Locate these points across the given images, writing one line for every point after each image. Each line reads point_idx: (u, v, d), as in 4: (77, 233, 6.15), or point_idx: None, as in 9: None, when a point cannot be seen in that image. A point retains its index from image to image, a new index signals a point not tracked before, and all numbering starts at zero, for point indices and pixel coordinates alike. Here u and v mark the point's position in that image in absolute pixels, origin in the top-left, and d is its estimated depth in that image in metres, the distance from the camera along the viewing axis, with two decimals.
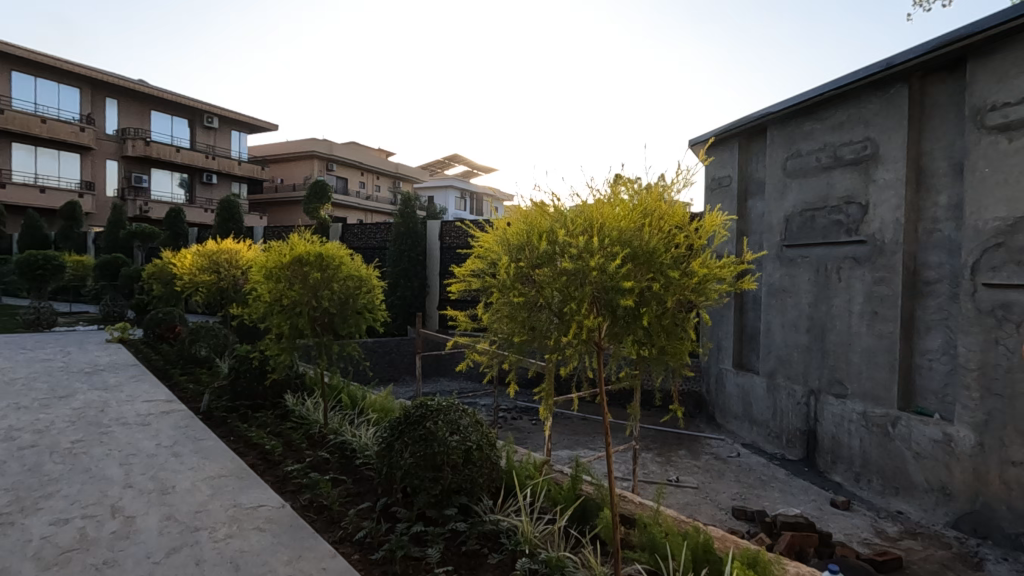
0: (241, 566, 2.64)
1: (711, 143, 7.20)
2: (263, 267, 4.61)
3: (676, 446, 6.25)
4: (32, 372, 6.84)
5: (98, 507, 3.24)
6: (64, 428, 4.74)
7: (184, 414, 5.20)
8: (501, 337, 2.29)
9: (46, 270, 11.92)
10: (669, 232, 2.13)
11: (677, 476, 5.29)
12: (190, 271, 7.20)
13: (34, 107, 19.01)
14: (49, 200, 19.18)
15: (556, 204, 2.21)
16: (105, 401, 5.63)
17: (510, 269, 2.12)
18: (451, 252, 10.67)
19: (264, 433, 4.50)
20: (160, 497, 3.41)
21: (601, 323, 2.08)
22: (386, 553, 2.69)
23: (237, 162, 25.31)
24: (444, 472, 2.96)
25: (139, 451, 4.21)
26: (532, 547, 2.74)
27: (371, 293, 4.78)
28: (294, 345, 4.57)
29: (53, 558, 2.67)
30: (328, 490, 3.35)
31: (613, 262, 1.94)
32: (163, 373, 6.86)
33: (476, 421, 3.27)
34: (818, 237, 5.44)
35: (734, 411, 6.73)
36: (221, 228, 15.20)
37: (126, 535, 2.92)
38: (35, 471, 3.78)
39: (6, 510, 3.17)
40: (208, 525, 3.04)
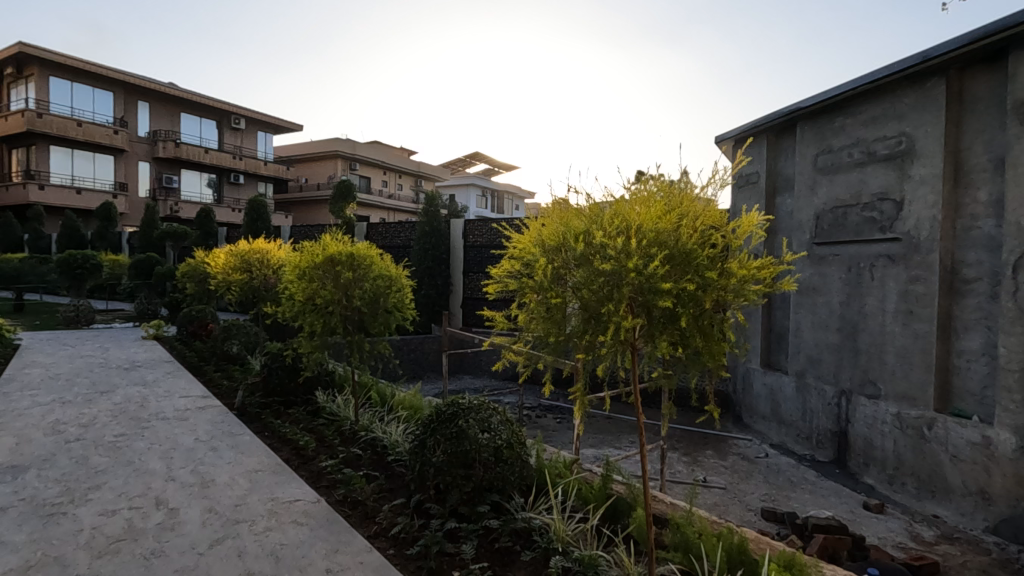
0: (280, 559, 2.72)
1: (738, 140, 7.11)
2: (296, 267, 4.71)
3: (703, 445, 6.21)
4: (74, 367, 7.10)
5: (144, 499, 3.37)
6: (107, 422, 4.92)
7: (219, 409, 5.35)
8: (536, 337, 2.32)
9: (85, 269, 12.34)
10: (705, 232, 2.14)
11: (705, 476, 5.26)
12: (223, 270, 7.39)
13: (70, 111, 19.65)
14: (85, 201, 19.82)
15: (591, 205, 2.23)
16: (144, 397, 5.82)
17: (547, 270, 2.15)
18: (474, 251, 10.73)
19: (297, 429, 4.60)
20: (201, 490, 3.52)
21: (638, 324, 2.09)
22: (422, 549, 2.74)
23: (264, 162, 25.80)
24: (476, 469, 3.01)
25: (178, 445, 4.35)
26: (564, 545, 2.75)
27: (401, 292, 4.87)
28: (326, 343, 4.66)
29: (104, 547, 2.79)
30: (362, 486, 3.42)
31: (650, 263, 1.96)
32: (198, 370, 7.06)
33: (507, 419, 3.30)
34: (850, 234, 5.34)
35: (762, 410, 6.65)
36: (249, 228, 15.51)
37: (171, 526, 3.03)
38: (82, 463, 3.93)
39: (58, 501, 3.32)
40: (248, 518, 3.14)
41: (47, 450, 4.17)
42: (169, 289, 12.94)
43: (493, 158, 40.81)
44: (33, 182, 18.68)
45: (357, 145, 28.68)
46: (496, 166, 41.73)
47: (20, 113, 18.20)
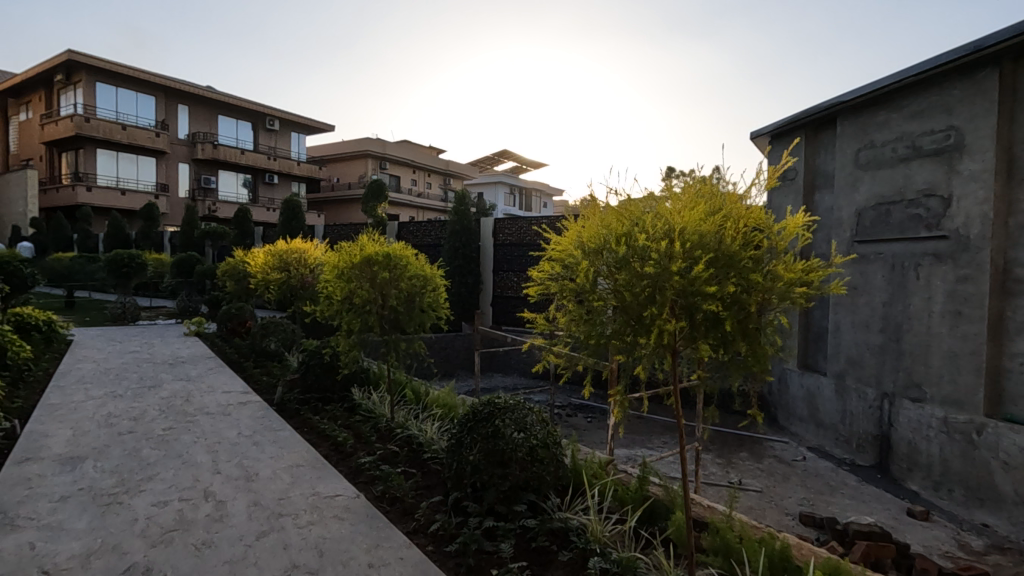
0: (324, 552, 2.79)
1: (775, 135, 6.96)
2: (335, 267, 4.82)
3: (738, 447, 6.11)
4: (123, 363, 7.40)
5: (193, 491, 3.50)
6: (156, 416, 5.12)
7: (260, 404, 5.51)
8: (576, 339, 2.33)
9: (131, 267, 12.83)
10: (748, 233, 2.11)
11: (740, 479, 5.17)
12: (262, 269, 7.60)
13: (115, 115, 20.45)
14: (129, 202, 20.60)
15: (633, 207, 2.23)
16: (189, 392, 6.03)
17: (588, 273, 2.15)
18: (504, 249, 10.76)
19: (335, 425, 4.72)
20: (246, 483, 3.64)
21: (680, 327, 2.08)
22: (460, 546, 2.79)
23: (297, 163, 26.37)
24: (512, 469, 3.03)
25: (223, 439, 4.50)
26: (602, 546, 2.76)
27: (435, 292, 4.92)
28: (364, 342, 4.76)
29: (158, 537, 2.91)
30: (400, 483, 3.49)
31: (694, 267, 1.95)
32: (239, 366, 7.28)
33: (543, 419, 3.31)
34: (894, 232, 5.17)
35: (799, 412, 6.50)
36: (284, 227, 15.87)
37: (219, 518, 3.14)
38: (134, 455, 4.11)
39: (114, 491, 3.47)
40: (291, 512, 3.23)
41: (102, 442, 4.37)
42: (209, 286, 13.37)
43: (521, 156, 40.81)
44: (81, 184, 19.51)
45: (387, 145, 29.06)
46: (524, 164, 41.72)
47: (69, 118, 19.02)
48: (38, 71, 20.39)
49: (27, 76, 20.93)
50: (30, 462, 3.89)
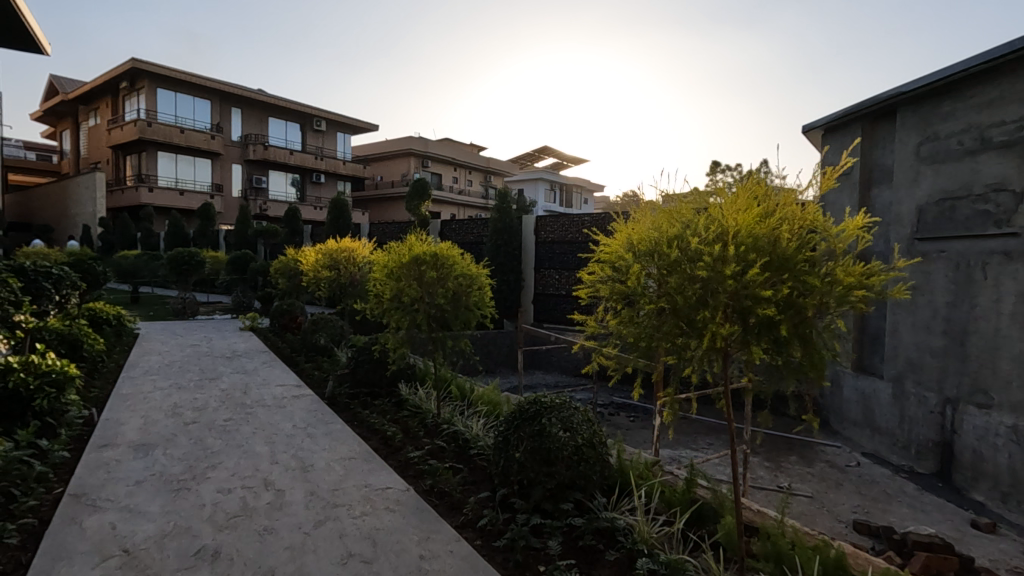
0: (378, 543, 2.90)
1: (829, 128, 6.71)
2: (385, 267, 4.97)
3: (787, 451, 5.96)
4: (185, 356, 7.82)
5: (254, 480, 3.69)
6: (217, 407, 5.40)
7: (312, 398, 5.73)
8: (625, 340, 2.35)
9: (190, 265, 13.51)
10: (805, 235, 2.07)
11: (789, 484, 5.06)
12: (314, 267, 7.90)
13: (174, 119, 21.51)
14: (187, 201, 21.64)
15: (684, 210, 2.23)
16: (246, 384, 6.33)
17: (638, 276, 2.17)
18: (546, 246, 10.79)
19: (384, 420, 4.87)
20: (302, 474, 3.81)
21: (734, 332, 2.06)
22: (508, 542, 2.85)
23: (343, 162, 27.08)
24: (558, 467, 3.06)
25: (279, 431, 4.71)
26: (649, 547, 2.76)
27: (481, 290, 5.00)
28: (412, 339, 4.89)
29: (224, 522, 3.09)
30: (448, 478, 3.59)
31: (749, 271, 1.93)
32: (291, 360, 7.59)
33: (588, 419, 3.33)
34: (958, 229, 4.91)
35: (853, 417, 6.28)
36: (332, 226, 16.36)
37: (279, 506, 3.30)
38: (199, 444, 4.36)
39: (183, 477, 3.70)
40: (345, 502, 3.37)
41: (170, 431, 4.65)
42: (261, 283, 13.93)
43: (562, 152, 40.58)
44: (144, 185, 20.61)
45: (429, 143, 29.46)
46: (564, 160, 41.48)
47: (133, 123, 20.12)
48: (106, 79, 21.65)
49: (96, 84, 22.24)
50: (108, 448, 4.18)
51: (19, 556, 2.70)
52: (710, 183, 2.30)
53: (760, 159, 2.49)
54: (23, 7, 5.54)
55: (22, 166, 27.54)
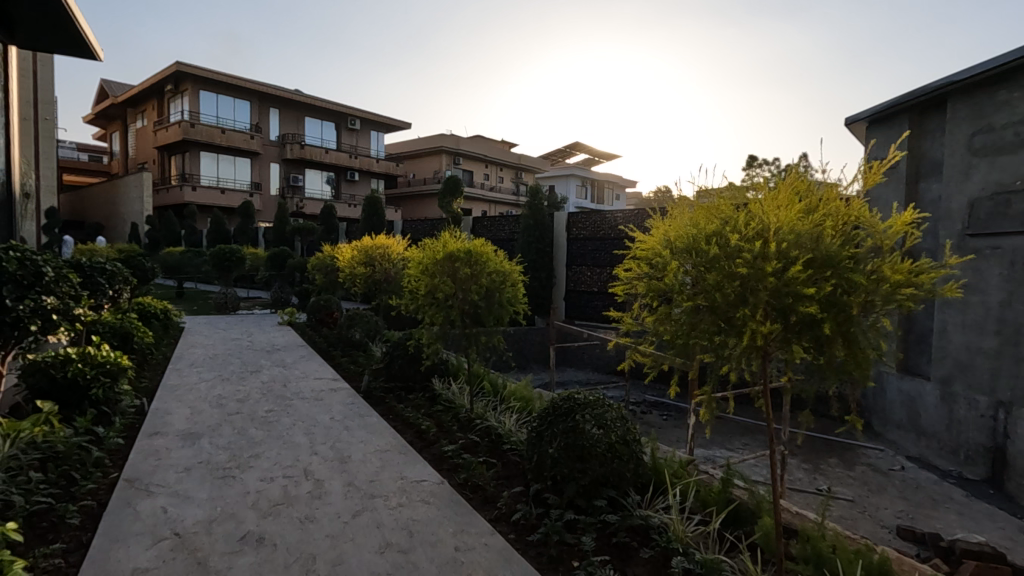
0: (414, 533, 2.96)
1: (874, 120, 6.48)
2: (420, 263, 5.04)
3: (826, 453, 5.81)
4: (227, 349, 8.10)
5: (295, 469, 3.81)
6: (258, 399, 5.59)
7: (348, 391, 5.86)
8: (661, 338, 2.34)
9: (232, 261, 13.95)
10: (849, 232, 2.02)
11: (828, 487, 4.93)
12: (351, 264, 8.07)
13: (215, 119, 22.22)
14: (228, 200, 22.33)
15: (724, 206, 2.19)
16: (286, 377, 6.53)
17: (675, 273, 2.14)
18: (578, 243, 10.75)
19: (419, 414, 4.96)
20: (341, 465, 3.91)
21: (775, 330, 2.02)
22: (542, 536, 2.87)
23: (377, 160, 27.50)
24: (592, 464, 3.06)
25: (318, 423, 4.85)
26: (684, 546, 2.74)
27: (514, 287, 5.02)
28: (446, 335, 4.95)
29: (268, 509, 3.21)
30: (482, 472, 3.63)
31: (791, 268, 1.90)
32: (328, 354, 7.78)
33: (622, 416, 3.32)
34: (1013, 225, 4.69)
35: (897, 419, 6.07)
36: (366, 223, 16.64)
37: (319, 495, 3.41)
38: (243, 434, 4.52)
39: (228, 465, 3.85)
40: (382, 493, 3.44)
41: (214, 421, 4.83)
42: (299, 279, 14.30)
43: (593, 147, 40.25)
44: (188, 184, 21.36)
45: (461, 141, 29.65)
46: (596, 155, 41.12)
47: (177, 124, 20.87)
48: (152, 82, 22.51)
49: (144, 87, 23.11)
50: (158, 436, 4.38)
51: (81, 536, 2.86)
52: (746, 178, 2.27)
53: (801, 153, 2.45)
54: (78, 12, 5.78)
55: (76, 167, 28.87)
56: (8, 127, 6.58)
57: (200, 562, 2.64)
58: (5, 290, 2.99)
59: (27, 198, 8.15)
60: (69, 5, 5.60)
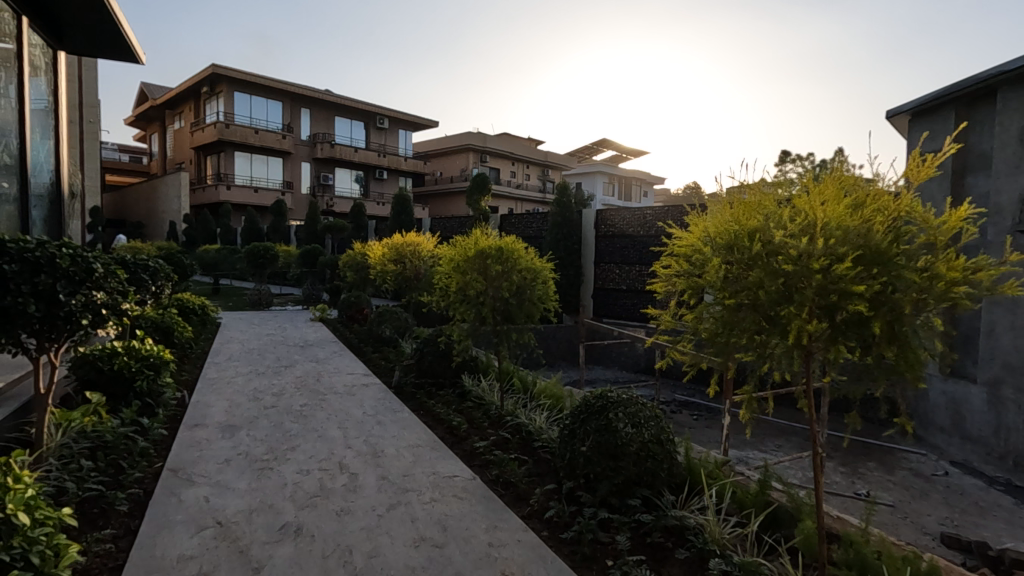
0: (448, 528, 2.98)
1: (918, 112, 6.24)
2: (451, 260, 5.07)
3: (864, 457, 5.65)
4: (262, 344, 8.30)
5: (330, 462, 3.88)
6: (292, 393, 5.71)
7: (380, 386, 5.95)
8: (701, 336, 2.30)
9: (266, 258, 14.27)
10: (900, 227, 1.95)
11: (868, 491, 4.79)
12: (382, 261, 8.18)
13: (249, 120, 22.77)
14: (261, 198, 22.84)
15: (767, 200, 2.14)
16: (318, 372, 6.65)
17: (717, 269, 2.10)
18: (606, 240, 10.66)
19: (450, 410, 5.00)
20: (374, 459, 3.97)
21: (821, 328, 1.97)
22: (575, 534, 2.87)
23: (405, 159, 27.77)
24: (625, 463, 3.04)
25: (351, 417, 4.92)
26: (721, 547, 2.70)
27: (545, 284, 5.01)
28: (477, 332, 4.97)
29: (305, 501, 3.28)
30: (514, 469, 3.64)
31: (840, 264, 1.84)
32: (359, 350, 7.90)
33: (656, 415, 3.28)
34: None
35: (940, 423, 5.85)
36: (395, 220, 16.82)
37: (353, 489, 3.46)
38: (279, 427, 4.63)
39: (266, 457, 3.95)
40: (415, 488, 3.48)
41: (252, 414, 4.96)
42: (329, 275, 14.55)
43: (621, 144, 39.86)
44: (223, 184, 21.91)
45: (488, 139, 29.72)
46: (623, 152, 40.70)
47: (213, 125, 21.44)
48: (189, 84, 23.16)
49: (182, 90, 23.78)
50: (199, 428, 4.51)
51: (129, 522, 2.97)
52: (776, 175, 2.25)
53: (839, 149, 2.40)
54: (122, 17, 5.95)
55: (117, 167, 29.88)
56: (56, 128, 6.82)
57: (241, 551, 2.71)
58: (59, 285, 3.09)
59: (73, 197, 8.47)
60: (114, 11, 5.78)
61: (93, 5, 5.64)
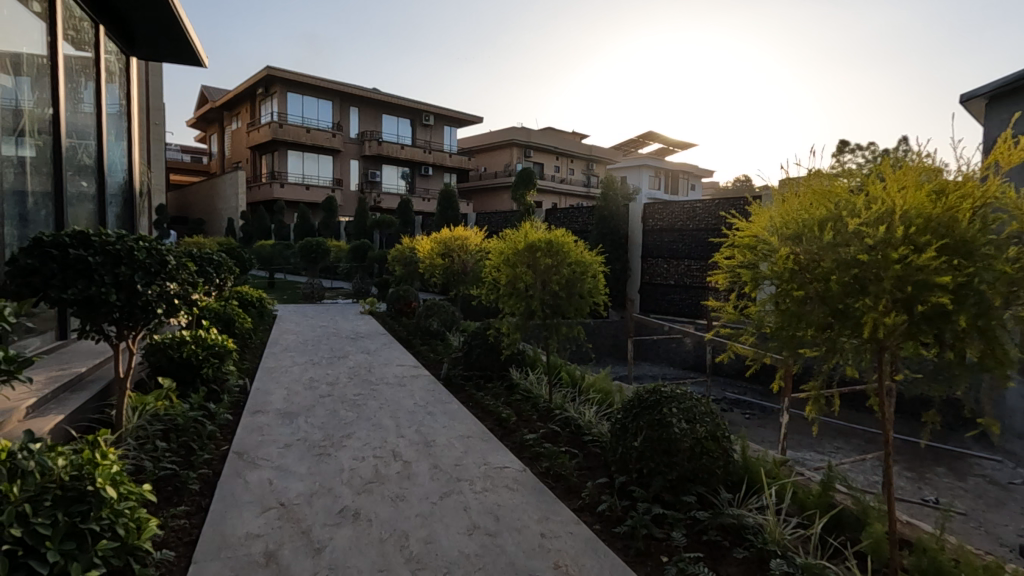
0: (500, 518, 3.01)
1: (997, 95, 5.82)
2: (501, 254, 5.10)
3: (932, 462, 5.35)
4: (316, 335, 8.59)
5: (384, 450, 3.98)
6: (346, 383, 5.88)
7: (429, 378, 6.05)
8: (765, 330, 2.22)
9: (318, 252, 14.75)
10: (987, 215, 1.83)
11: (936, 498, 4.54)
12: (431, 255, 8.31)
13: (301, 119, 23.54)
14: (313, 195, 23.60)
15: (839, 188, 2.05)
16: (369, 363, 6.83)
17: (785, 261, 2.03)
18: (654, 234, 10.47)
19: (498, 402, 5.03)
20: (426, 448, 4.04)
21: (899, 321, 1.87)
22: (629, 529, 2.84)
23: (450, 155, 28.08)
24: (679, 459, 2.98)
25: (402, 407, 5.03)
26: (782, 548, 2.61)
27: (595, 278, 4.96)
28: (526, 326, 4.98)
29: (362, 486, 3.38)
30: (565, 463, 3.63)
31: (922, 254, 1.75)
32: (408, 342, 8.06)
33: (711, 411, 3.20)
34: None
35: (1018, 428, 5.47)
36: (441, 215, 17.04)
37: (407, 476, 3.54)
38: (334, 415, 4.78)
39: (323, 444, 4.09)
40: (467, 477, 3.53)
41: (309, 402, 5.14)
42: (378, 270, 14.90)
43: (667, 136, 39.03)
44: (277, 182, 22.76)
45: (532, 134, 29.70)
46: (671, 144, 39.80)
47: (268, 125, 22.27)
48: (246, 87, 24.13)
49: (240, 91, 24.78)
50: (260, 414, 4.72)
51: (200, 500, 3.15)
52: (839, 164, 2.16)
53: (906, 135, 2.28)
54: (188, 21, 6.25)
55: (180, 166, 31.47)
56: (130, 131, 7.25)
57: (304, 531, 2.83)
58: (138, 276, 3.28)
59: (143, 195, 8.97)
60: (181, 16, 6.08)
61: (163, 12, 5.95)
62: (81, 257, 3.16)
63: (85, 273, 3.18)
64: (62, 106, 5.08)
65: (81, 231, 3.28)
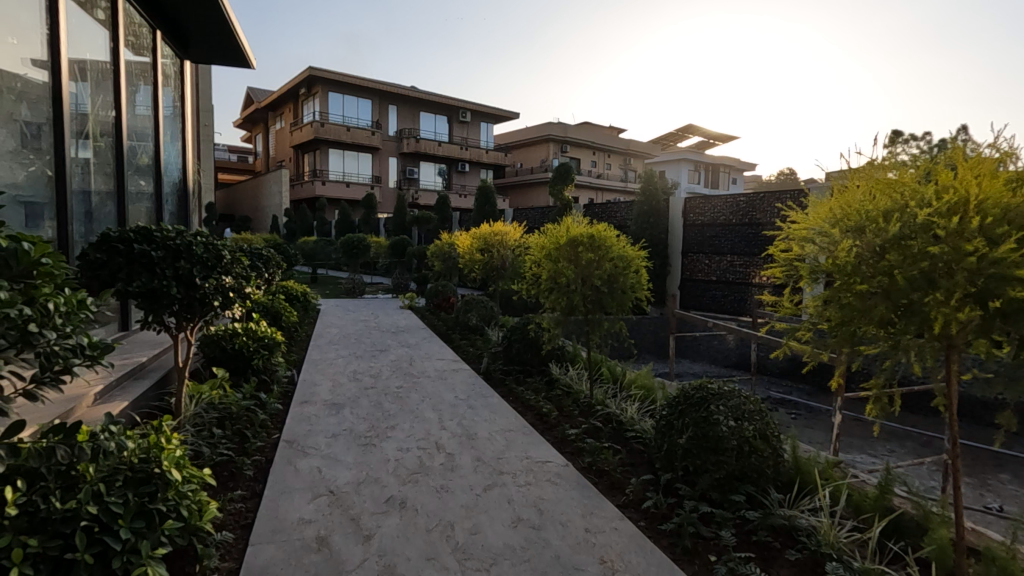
0: (544, 511, 3.02)
1: None
2: (542, 249, 5.08)
3: (995, 468, 5.08)
4: (358, 329, 8.78)
5: (427, 442, 4.04)
6: (388, 376, 6.00)
7: (469, 372, 6.11)
8: (825, 326, 2.13)
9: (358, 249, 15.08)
10: None
11: (999, 505, 4.31)
12: (470, 250, 8.37)
13: (342, 118, 24.06)
14: (353, 193, 24.11)
15: (904, 177, 1.96)
16: (411, 357, 6.95)
17: (847, 253, 1.95)
18: (695, 229, 10.26)
19: (539, 397, 5.04)
20: (468, 440, 4.09)
21: (973, 316, 1.78)
22: (675, 527, 2.80)
23: (487, 151, 28.19)
24: (728, 457, 2.90)
25: (444, 400, 5.10)
26: (837, 551, 2.53)
27: (637, 273, 4.89)
28: (567, 321, 4.97)
29: (407, 476, 3.45)
30: (608, 459, 3.61)
31: (999, 246, 1.66)
32: (447, 336, 8.16)
33: (760, 409, 3.11)
34: None
35: None
36: (478, 211, 17.14)
37: (451, 468, 3.59)
38: (378, 406, 4.88)
39: (369, 434, 4.18)
40: (510, 471, 3.55)
41: (353, 393, 5.27)
42: (417, 266, 15.12)
43: (707, 129, 38.17)
44: (319, 180, 23.35)
45: (569, 129, 29.52)
46: (711, 137, 38.81)
47: (310, 124, 22.85)
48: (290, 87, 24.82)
49: (283, 92, 25.47)
50: (308, 404, 4.87)
51: (255, 486, 3.28)
52: (903, 154, 2.07)
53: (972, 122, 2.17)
54: (239, 26, 6.52)
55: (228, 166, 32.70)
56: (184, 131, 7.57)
57: (354, 518, 2.90)
58: (196, 270, 3.42)
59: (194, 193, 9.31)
60: (233, 21, 6.34)
61: (216, 18, 6.23)
62: (144, 251, 3.31)
63: (148, 267, 3.33)
64: (124, 109, 5.37)
65: (144, 227, 3.43)
